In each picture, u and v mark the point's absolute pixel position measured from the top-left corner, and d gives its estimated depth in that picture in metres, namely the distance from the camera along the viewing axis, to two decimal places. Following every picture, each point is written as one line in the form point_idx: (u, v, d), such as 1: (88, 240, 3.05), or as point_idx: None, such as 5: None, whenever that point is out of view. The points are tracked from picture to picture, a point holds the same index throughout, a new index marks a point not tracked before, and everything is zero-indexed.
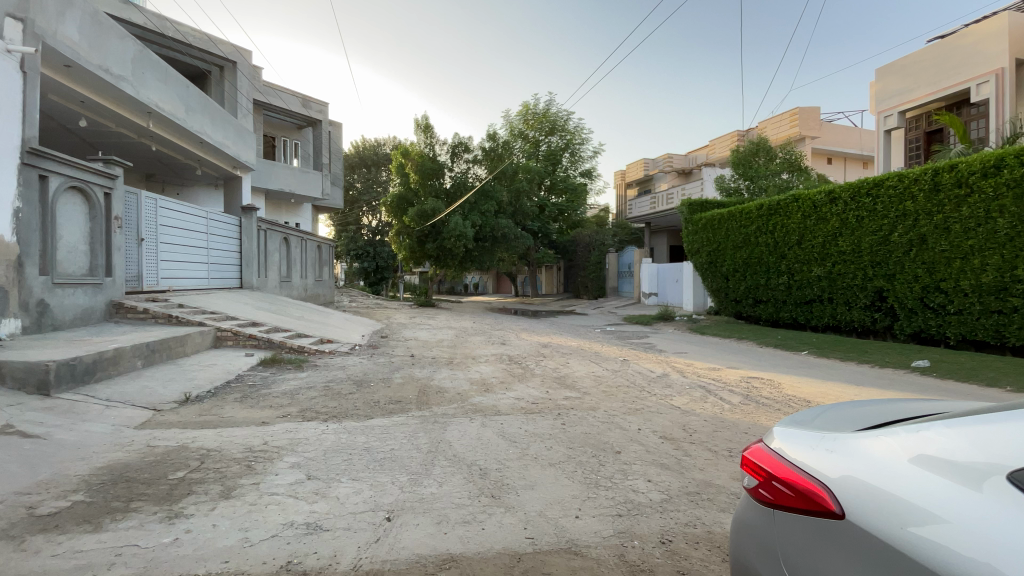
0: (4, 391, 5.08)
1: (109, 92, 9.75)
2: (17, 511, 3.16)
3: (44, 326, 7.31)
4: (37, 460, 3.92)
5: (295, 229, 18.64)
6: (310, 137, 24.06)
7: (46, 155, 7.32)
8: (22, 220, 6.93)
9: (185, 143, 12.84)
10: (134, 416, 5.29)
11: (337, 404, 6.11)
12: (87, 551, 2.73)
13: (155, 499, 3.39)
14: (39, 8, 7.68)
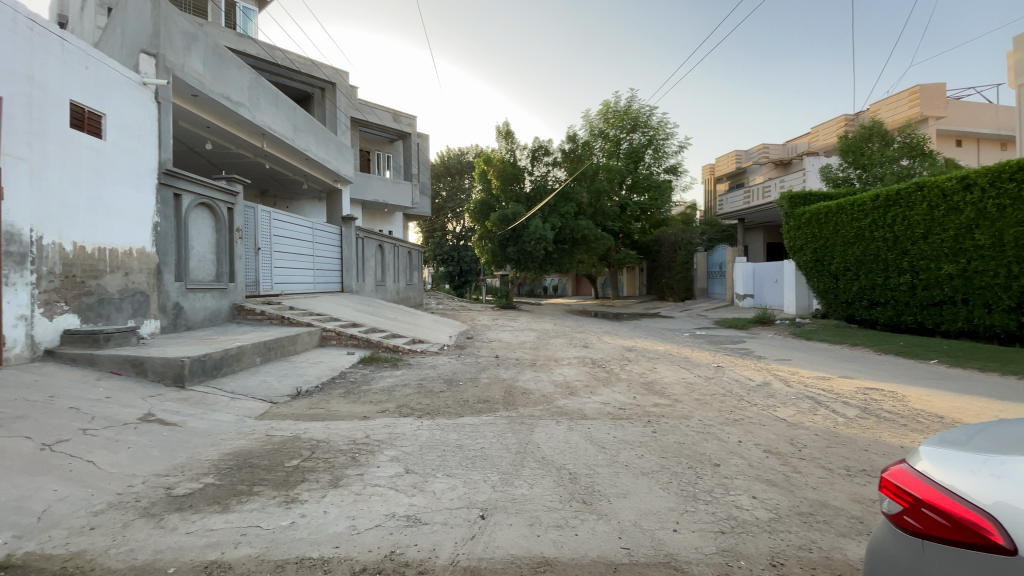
0: (151, 383, 5.87)
1: (230, 117, 10.94)
2: (160, 491, 3.62)
3: (179, 326, 8.38)
4: (175, 446, 4.48)
5: (388, 236, 19.80)
6: (400, 149, 25.47)
7: (179, 175, 8.39)
8: (160, 233, 8.00)
9: (294, 159, 14.13)
10: (254, 408, 5.88)
11: (430, 401, 6.37)
12: (217, 529, 3.06)
13: (274, 485, 3.73)
14: (172, 46, 8.78)
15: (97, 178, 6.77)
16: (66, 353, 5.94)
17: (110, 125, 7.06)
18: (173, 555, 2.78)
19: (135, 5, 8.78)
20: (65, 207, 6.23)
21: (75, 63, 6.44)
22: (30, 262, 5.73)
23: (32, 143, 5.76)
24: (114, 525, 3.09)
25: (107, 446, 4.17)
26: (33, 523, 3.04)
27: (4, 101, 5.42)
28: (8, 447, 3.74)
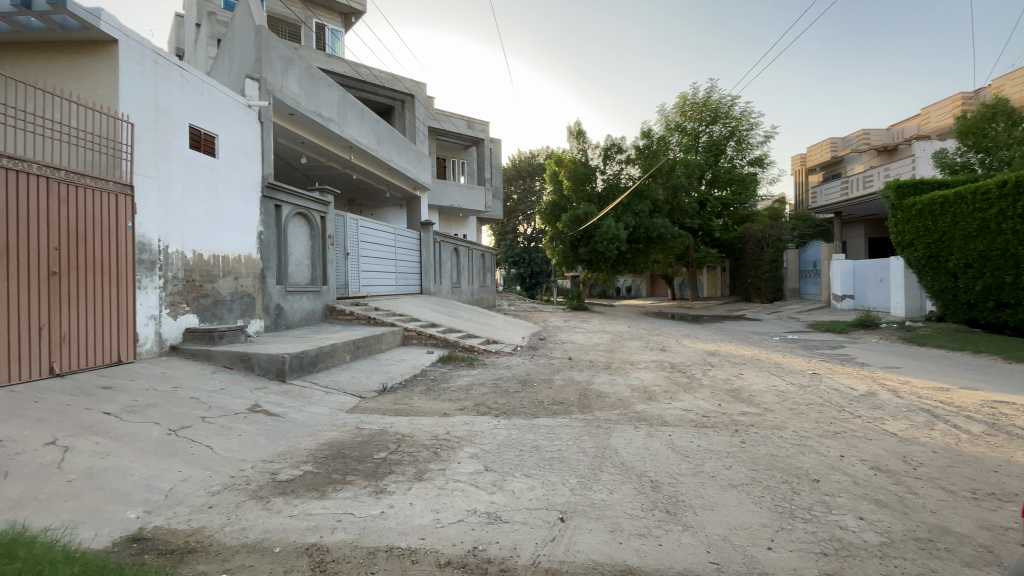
0: (257, 377, 6.47)
1: (321, 132, 11.80)
2: (266, 476, 3.98)
3: (280, 326, 9.17)
4: (278, 435, 4.90)
5: (463, 239, 20.38)
6: (474, 155, 26.11)
7: (279, 188, 9.20)
8: (263, 241, 8.82)
9: (377, 169, 14.97)
10: (345, 402, 6.29)
11: (506, 401, 6.45)
12: (315, 514, 3.30)
13: (365, 475, 3.96)
14: (272, 70, 9.61)
15: (211, 193, 7.58)
16: (187, 350, 6.70)
17: (221, 144, 7.87)
18: (277, 536, 3.03)
19: (241, 36, 9.73)
20: (186, 219, 7.04)
21: (191, 90, 7.25)
22: (158, 268, 6.53)
23: (158, 164, 6.57)
24: (227, 506, 3.43)
25: (222, 433, 4.65)
26: (163, 499, 3.45)
27: (135, 128, 6.23)
28: (143, 431, 4.29)
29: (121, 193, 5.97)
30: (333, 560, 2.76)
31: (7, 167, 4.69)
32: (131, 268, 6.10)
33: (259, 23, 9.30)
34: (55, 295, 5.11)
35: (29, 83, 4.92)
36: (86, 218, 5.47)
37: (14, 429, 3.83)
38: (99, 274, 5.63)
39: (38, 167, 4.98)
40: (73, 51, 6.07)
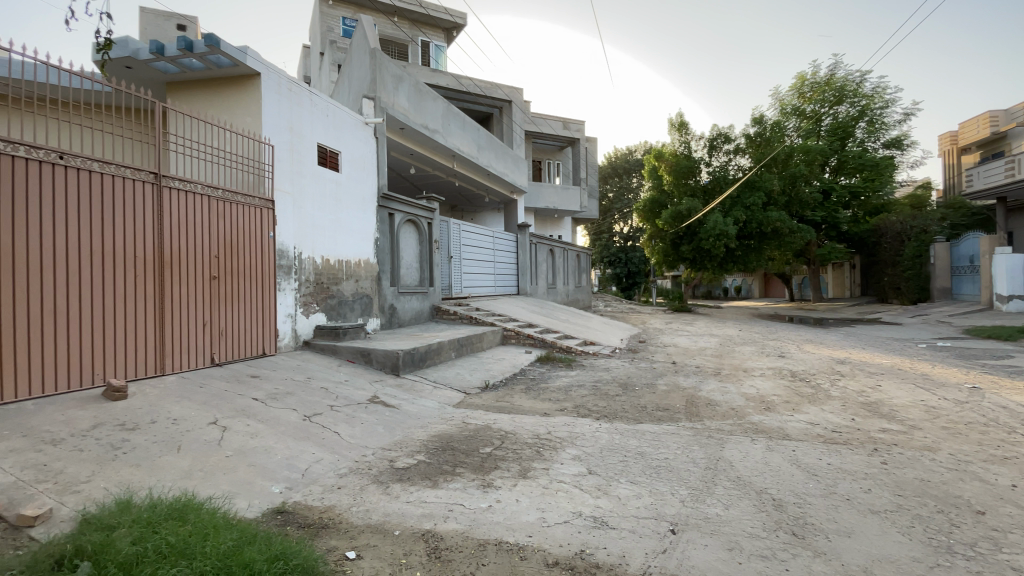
0: (374, 370, 7.04)
1: (428, 143, 12.51)
2: (385, 462, 4.31)
3: (393, 324, 9.88)
4: (394, 425, 5.29)
5: (558, 240, 20.43)
6: (569, 155, 26.02)
7: (392, 198, 9.95)
8: (379, 246, 9.58)
9: (477, 176, 15.54)
10: (452, 397, 6.62)
11: (607, 404, 6.33)
12: (429, 502, 3.51)
13: (473, 468, 4.13)
14: (385, 88, 10.40)
15: (335, 204, 8.38)
16: (316, 345, 7.48)
17: (343, 159, 8.67)
18: (396, 520, 3.26)
19: (358, 60, 10.66)
20: (316, 228, 7.87)
21: (318, 112, 8.08)
22: (293, 272, 7.37)
23: (293, 180, 7.43)
24: (353, 488, 3.77)
25: (347, 421, 5.13)
26: (300, 478, 3.89)
27: (275, 149, 7.09)
28: (283, 416, 4.87)
29: (265, 207, 6.85)
30: (447, 547, 2.91)
31: (180, 189, 5.61)
32: (273, 273, 6.96)
33: (373, 46, 10.13)
34: (214, 296, 6.00)
35: (195, 117, 5.85)
36: (238, 229, 6.37)
37: (188, 410, 4.56)
38: (247, 278, 6.52)
39: (203, 188, 5.90)
40: (226, 86, 7.03)
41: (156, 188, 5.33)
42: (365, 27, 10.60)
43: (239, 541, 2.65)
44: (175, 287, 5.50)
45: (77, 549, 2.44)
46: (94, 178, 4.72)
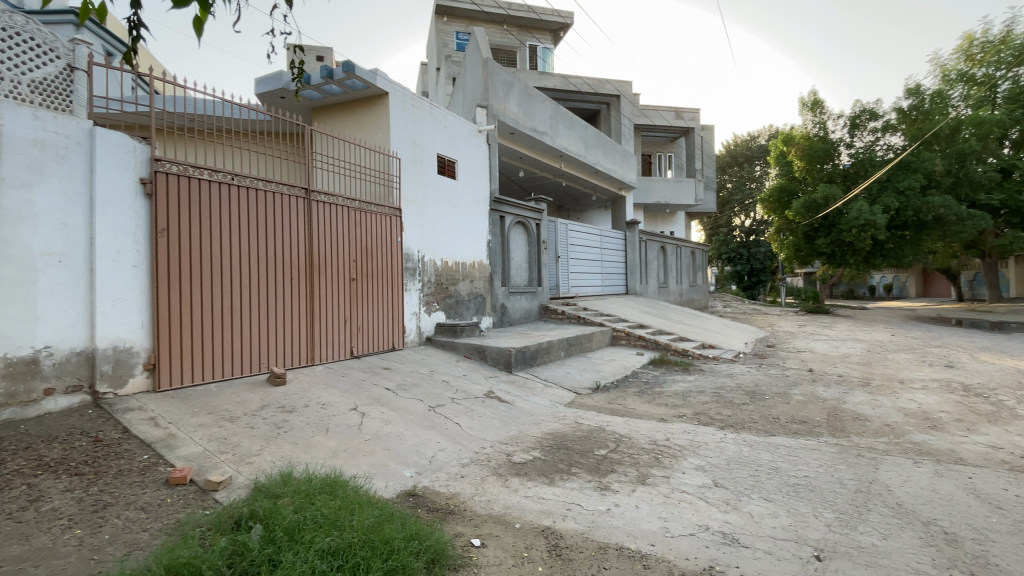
0: (489, 367, 7.32)
1: (536, 145, 12.70)
2: (503, 456, 4.46)
3: (504, 323, 10.19)
4: (509, 421, 5.46)
5: (670, 236, 19.47)
6: (683, 146, 24.70)
7: (503, 201, 10.28)
8: (491, 248, 9.93)
9: (584, 174, 15.42)
10: (564, 396, 6.64)
11: (732, 413, 5.88)
12: (548, 499, 3.56)
13: (589, 469, 4.10)
14: (497, 95, 10.79)
15: (453, 210, 8.86)
16: (437, 341, 7.99)
17: (460, 167, 9.14)
18: (516, 513, 3.36)
19: (472, 71, 11.18)
20: (435, 232, 8.39)
21: (437, 124, 8.63)
22: (417, 274, 7.95)
23: (416, 190, 8.01)
24: (475, 478, 3.96)
25: (467, 413, 5.41)
26: (427, 464, 4.18)
27: (401, 161, 7.71)
28: (411, 406, 5.28)
29: (393, 215, 7.48)
30: (566, 546, 2.92)
31: (325, 201, 6.35)
32: (401, 275, 7.58)
33: (486, 56, 10.57)
34: (353, 295, 6.69)
35: (336, 137, 6.57)
36: (371, 235, 7.02)
37: (333, 396, 5.16)
38: (380, 280, 7.17)
39: (343, 200, 6.60)
40: (360, 107, 7.80)
41: (306, 201, 6.09)
42: (478, 39, 11.10)
43: (380, 518, 2.93)
44: (321, 288, 6.24)
45: (251, 513, 2.89)
46: (258, 195, 5.53)
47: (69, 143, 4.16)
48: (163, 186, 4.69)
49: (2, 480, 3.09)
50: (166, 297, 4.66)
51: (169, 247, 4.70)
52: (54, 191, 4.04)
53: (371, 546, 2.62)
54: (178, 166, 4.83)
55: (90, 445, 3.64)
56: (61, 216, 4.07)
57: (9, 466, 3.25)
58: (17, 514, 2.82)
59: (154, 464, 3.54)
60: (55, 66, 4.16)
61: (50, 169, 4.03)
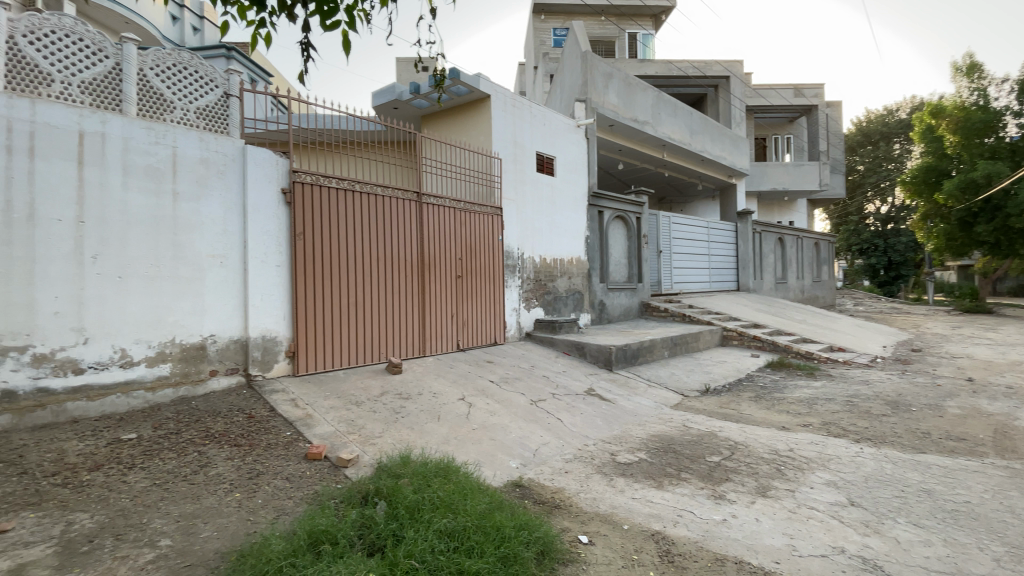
0: (589, 364, 7.24)
1: (637, 136, 12.29)
2: (607, 454, 4.39)
3: (603, 319, 10.02)
4: (612, 419, 5.36)
5: (789, 227, 17.71)
6: (804, 126, 22.47)
7: (602, 195, 10.08)
8: (590, 244, 9.80)
9: (689, 163, 14.61)
10: (669, 398, 6.36)
11: (869, 425, 5.21)
12: (657, 503, 3.43)
13: (700, 476, 3.90)
14: (596, 88, 10.61)
15: (552, 206, 8.89)
16: (537, 337, 8.09)
17: (559, 163, 9.15)
18: (624, 514, 3.29)
19: (571, 66, 11.09)
20: (535, 229, 8.48)
21: (536, 122, 8.72)
22: (517, 270, 8.10)
23: (516, 188, 8.15)
24: (579, 474, 3.96)
25: (568, 409, 5.41)
26: (531, 457, 4.25)
27: (502, 161, 7.91)
28: (514, 399, 5.41)
29: (495, 214, 7.70)
30: (679, 554, 2.81)
31: (433, 203, 6.72)
32: (502, 272, 7.79)
33: (585, 50, 10.46)
34: (459, 292, 7.02)
35: (443, 142, 6.93)
36: (475, 234, 7.31)
37: (442, 386, 5.45)
38: (483, 277, 7.43)
39: (449, 201, 6.93)
40: (464, 111, 8.13)
41: (417, 204, 6.50)
42: (577, 32, 10.99)
43: (490, 506, 3.04)
44: (432, 285, 6.63)
45: (376, 490, 3.16)
46: (377, 199, 6.01)
47: (227, 160, 4.85)
48: (300, 195, 5.27)
49: (180, 447, 3.70)
50: (304, 293, 5.25)
51: (305, 249, 5.29)
52: (215, 203, 4.75)
53: (484, 532, 2.73)
54: (312, 176, 5.41)
55: (245, 420, 4.24)
56: (221, 224, 4.78)
57: (185, 435, 3.88)
58: (192, 476, 3.36)
59: (295, 439, 4.02)
60: (214, 94, 4.87)
61: (213, 183, 4.74)
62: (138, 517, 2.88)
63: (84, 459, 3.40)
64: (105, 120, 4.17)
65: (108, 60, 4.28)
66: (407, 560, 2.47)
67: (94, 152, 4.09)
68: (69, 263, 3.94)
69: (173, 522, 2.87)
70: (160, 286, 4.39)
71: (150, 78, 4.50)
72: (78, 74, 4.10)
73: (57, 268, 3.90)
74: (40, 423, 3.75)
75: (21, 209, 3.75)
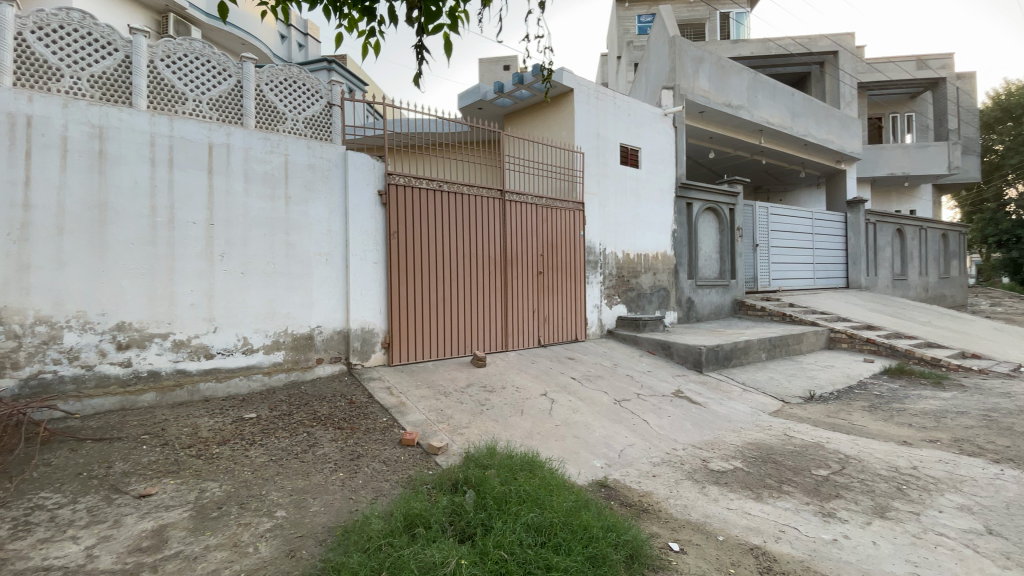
0: (676, 364, 6.93)
1: (731, 122, 11.51)
2: (698, 461, 4.18)
3: (691, 318, 9.54)
4: (703, 423, 5.10)
5: (910, 216, 15.69)
6: (929, 102, 19.80)
7: (691, 186, 9.57)
8: (678, 238, 9.37)
9: (789, 149, 13.43)
10: (767, 404, 5.90)
11: (1015, 444, 4.48)
12: (755, 516, 3.21)
13: (805, 490, 3.59)
14: (684, 74, 10.09)
15: (637, 200, 8.61)
16: (620, 334, 7.89)
17: (644, 154, 8.82)
18: (719, 524, 3.12)
19: (658, 52, 10.63)
20: (619, 224, 8.27)
21: (621, 113, 8.47)
22: (599, 266, 7.95)
23: (600, 182, 7.99)
24: (668, 479, 3.80)
25: (655, 411, 5.22)
26: (617, 457, 4.16)
27: (585, 155, 7.79)
28: (598, 397, 5.33)
29: (577, 209, 7.62)
30: (782, 572, 2.60)
31: (517, 200, 6.79)
32: (584, 268, 7.69)
33: (673, 34, 9.99)
34: (542, 288, 7.04)
35: (526, 139, 6.97)
36: (558, 230, 7.28)
37: (525, 381, 5.50)
38: (565, 272, 7.38)
39: (532, 198, 6.97)
40: (548, 105, 8.10)
41: (501, 201, 6.59)
42: (664, 17, 10.53)
43: (577, 503, 3.02)
44: (515, 281, 6.71)
45: (465, 478, 3.26)
46: (464, 198, 6.19)
47: (330, 165, 5.25)
48: (394, 196, 5.58)
49: (292, 427, 4.09)
50: (397, 289, 5.55)
51: (399, 247, 5.59)
52: (321, 205, 5.17)
53: (572, 530, 2.71)
54: (405, 178, 5.69)
55: (346, 405, 4.58)
56: (326, 224, 5.19)
57: (296, 417, 4.28)
58: (302, 455, 3.69)
59: (390, 425, 4.27)
60: (319, 104, 5.28)
61: (318, 187, 5.16)
62: (257, 488, 3.22)
63: (213, 434, 3.86)
64: (229, 133, 4.68)
65: (230, 79, 4.78)
66: (497, 550, 2.51)
67: (221, 162, 4.61)
68: (201, 261, 4.48)
69: (287, 495, 3.17)
70: (274, 281, 4.86)
71: (265, 92, 4.96)
72: (207, 94, 4.64)
73: (192, 266, 4.44)
74: (179, 401, 4.32)
75: (164, 214, 4.32)
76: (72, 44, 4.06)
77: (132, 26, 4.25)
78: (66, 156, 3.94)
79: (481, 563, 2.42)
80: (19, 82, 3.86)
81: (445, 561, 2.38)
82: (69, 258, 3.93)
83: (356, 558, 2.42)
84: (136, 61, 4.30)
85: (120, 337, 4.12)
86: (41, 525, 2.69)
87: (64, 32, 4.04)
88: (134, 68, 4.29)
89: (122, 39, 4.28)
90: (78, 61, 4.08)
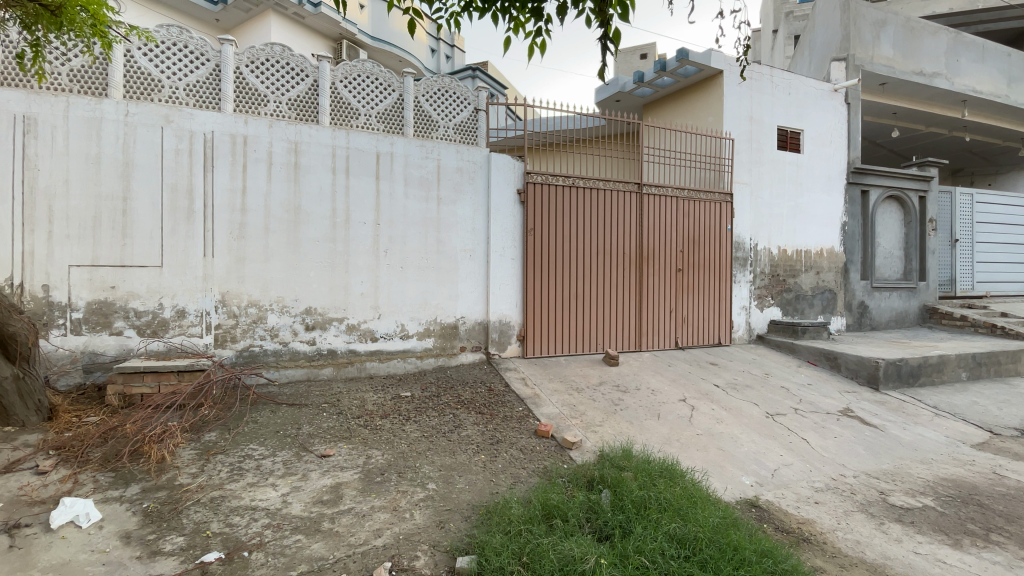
0: (844, 379, 6.05)
1: (921, 93, 9.67)
2: (874, 492, 3.61)
3: (864, 325, 8.25)
4: (880, 449, 4.39)
5: None
6: None
7: (867, 171, 8.23)
8: (848, 232, 8.14)
9: (1004, 122, 10.86)
10: (968, 434, 4.85)
11: None
12: (952, 566, 2.70)
13: (1022, 544, 2.92)
14: (861, 41, 8.72)
15: (796, 188, 7.68)
16: (772, 340, 7.12)
17: (807, 137, 7.81)
18: (902, 569, 2.67)
19: (826, 19, 9.31)
20: (773, 217, 7.46)
21: (779, 92, 7.58)
22: (749, 264, 7.25)
23: (751, 170, 7.29)
24: (835, 508, 3.34)
25: (817, 430, 4.62)
26: (769, 477, 3.78)
27: (735, 142, 7.15)
28: (746, 408, 4.89)
29: (724, 201, 7.04)
30: None
31: (656, 194, 6.50)
32: (731, 265, 7.08)
33: None
34: (681, 287, 6.66)
35: (668, 129, 6.63)
36: (701, 225, 6.82)
37: (662, 384, 5.28)
38: (708, 269, 6.89)
39: (673, 191, 6.62)
40: (693, 91, 7.60)
41: (639, 195, 6.37)
42: None
43: (725, 521, 2.81)
44: (652, 278, 6.45)
45: (600, 477, 3.24)
46: (600, 193, 6.11)
47: (476, 168, 5.58)
48: (532, 194, 5.74)
49: (441, 408, 4.45)
50: (532, 284, 5.71)
51: (536, 243, 5.73)
52: (468, 204, 5.53)
53: (720, 548, 2.53)
54: (542, 176, 5.82)
55: (486, 392, 4.85)
56: (471, 223, 5.53)
57: (443, 399, 4.65)
58: (449, 434, 4.01)
59: (526, 415, 4.42)
60: (468, 110, 5.62)
61: (465, 188, 5.52)
62: (412, 461, 3.57)
63: (377, 407, 4.38)
64: (393, 141, 5.22)
65: (394, 93, 5.32)
66: (638, 555, 2.46)
67: (386, 168, 5.17)
68: (370, 256, 5.10)
69: (437, 470, 3.47)
70: (427, 274, 5.33)
71: (421, 102, 5.42)
72: (376, 108, 5.23)
73: (362, 260, 5.07)
74: (350, 375, 4.98)
75: (342, 216, 4.99)
76: (275, 74, 4.88)
77: (319, 54, 4.94)
78: (271, 168, 4.76)
79: (621, 565, 2.39)
80: (239, 108, 4.75)
81: (585, 557, 2.39)
82: (273, 253, 4.75)
83: (499, 539, 2.54)
84: (321, 84, 5.00)
85: (308, 319, 4.87)
86: (251, 472, 3.31)
87: (269, 64, 4.85)
88: (320, 89, 5.01)
89: (311, 66, 4.99)
90: (280, 88, 4.89)
